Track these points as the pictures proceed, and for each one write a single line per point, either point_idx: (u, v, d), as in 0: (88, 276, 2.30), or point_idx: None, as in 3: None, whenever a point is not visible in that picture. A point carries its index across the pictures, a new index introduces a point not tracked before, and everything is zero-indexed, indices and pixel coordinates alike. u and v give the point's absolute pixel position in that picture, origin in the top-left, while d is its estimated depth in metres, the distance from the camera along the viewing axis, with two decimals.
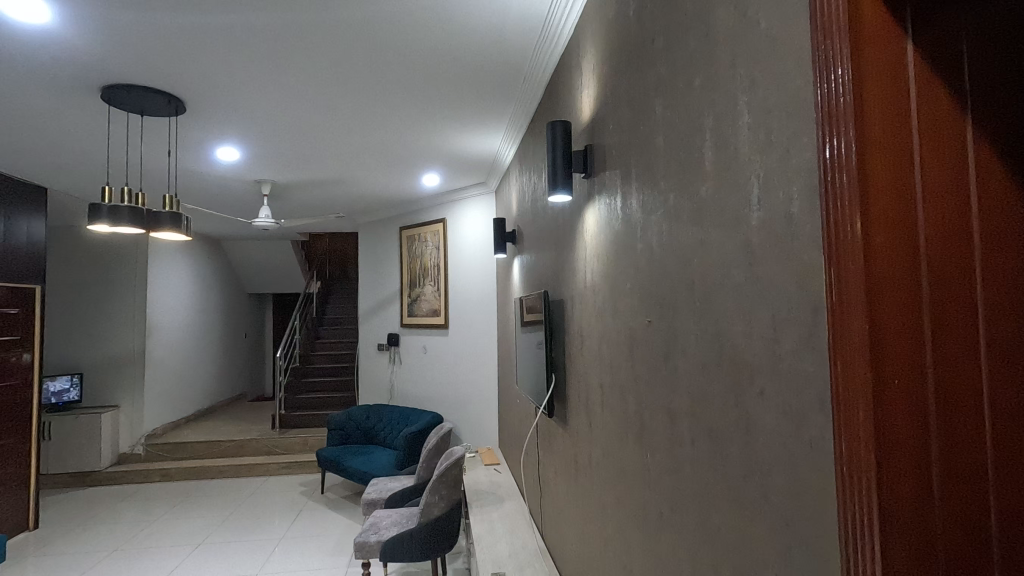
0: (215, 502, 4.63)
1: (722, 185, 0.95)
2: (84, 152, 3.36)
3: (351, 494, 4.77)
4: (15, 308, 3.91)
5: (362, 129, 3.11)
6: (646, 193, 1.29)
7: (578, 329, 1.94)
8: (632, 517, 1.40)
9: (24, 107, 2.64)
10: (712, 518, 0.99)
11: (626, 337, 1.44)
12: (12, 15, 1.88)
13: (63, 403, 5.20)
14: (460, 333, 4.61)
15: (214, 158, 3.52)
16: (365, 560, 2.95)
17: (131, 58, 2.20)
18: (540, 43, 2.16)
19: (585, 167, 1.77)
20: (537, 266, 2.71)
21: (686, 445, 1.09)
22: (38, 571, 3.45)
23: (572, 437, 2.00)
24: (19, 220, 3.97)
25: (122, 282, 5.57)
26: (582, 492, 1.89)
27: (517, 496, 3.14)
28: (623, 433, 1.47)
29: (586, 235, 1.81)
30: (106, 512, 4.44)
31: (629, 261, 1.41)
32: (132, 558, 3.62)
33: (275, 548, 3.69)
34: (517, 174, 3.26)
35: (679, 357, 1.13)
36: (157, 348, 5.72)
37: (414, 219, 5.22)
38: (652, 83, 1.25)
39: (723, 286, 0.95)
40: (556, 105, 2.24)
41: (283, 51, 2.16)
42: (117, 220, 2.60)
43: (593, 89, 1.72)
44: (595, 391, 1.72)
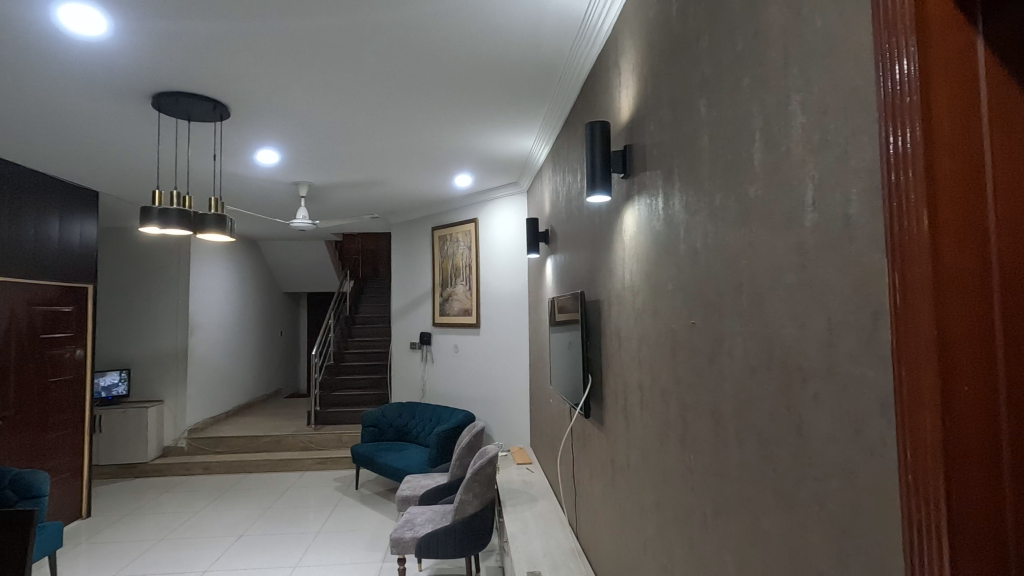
0: (254, 496, 4.76)
1: (773, 186, 0.94)
2: (133, 157, 3.50)
3: (385, 490, 4.85)
4: (70, 307, 4.11)
5: (398, 132, 3.16)
6: (691, 195, 1.27)
7: (616, 329, 1.93)
8: (675, 519, 1.39)
9: (81, 115, 2.78)
10: (762, 523, 0.98)
11: (668, 339, 1.43)
12: (72, 29, 1.97)
13: (112, 398, 5.42)
14: (492, 333, 4.64)
15: (254, 161, 3.62)
16: (400, 556, 2.99)
17: (181, 66, 2.28)
18: (576, 43, 2.16)
19: (624, 167, 1.77)
20: (571, 266, 2.72)
21: (733, 449, 1.08)
22: (91, 557, 3.61)
23: (609, 438, 2.00)
24: (73, 222, 4.17)
25: (167, 281, 5.78)
26: (619, 495, 1.89)
27: (551, 496, 3.15)
28: (664, 437, 1.46)
29: (624, 235, 1.81)
30: (152, 503, 4.62)
31: (671, 262, 1.40)
32: (178, 546, 3.76)
33: (312, 542, 3.78)
34: (550, 174, 3.26)
35: (726, 359, 1.11)
36: (199, 345, 5.92)
37: (446, 219, 5.27)
38: (697, 83, 1.24)
39: (774, 288, 0.94)
40: (593, 105, 2.24)
41: (323, 56, 2.21)
42: (166, 222, 2.70)
43: (633, 89, 1.71)
44: (634, 394, 1.71)
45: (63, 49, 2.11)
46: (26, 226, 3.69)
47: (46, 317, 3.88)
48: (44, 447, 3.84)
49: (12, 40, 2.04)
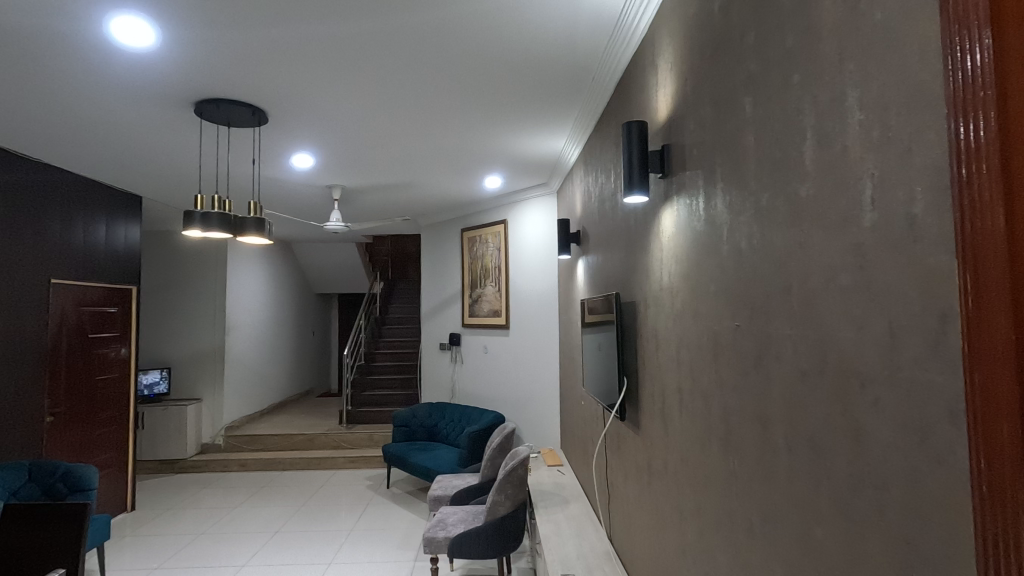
0: (289, 493, 4.86)
1: (828, 184, 0.91)
2: (176, 163, 3.62)
3: (415, 489, 4.89)
4: (115, 307, 4.27)
5: (430, 134, 3.19)
6: (735, 194, 1.25)
7: (652, 330, 1.91)
8: (717, 525, 1.36)
9: (128, 123, 2.88)
10: (814, 530, 0.96)
11: (710, 342, 1.41)
12: (123, 41, 2.05)
13: (154, 395, 5.61)
14: (521, 333, 4.64)
15: (291, 165, 3.70)
16: (432, 555, 3.01)
17: (222, 73, 2.34)
18: (611, 42, 2.14)
19: (662, 167, 1.75)
20: (604, 267, 2.70)
21: (782, 454, 1.06)
22: (136, 549, 3.75)
23: (646, 440, 1.98)
24: (118, 226, 4.33)
25: (205, 282, 5.96)
26: (657, 499, 1.86)
27: (582, 498, 3.13)
28: (706, 441, 1.44)
29: (662, 235, 1.78)
30: (192, 498, 4.76)
31: (713, 263, 1.38)
32: (217, 541, 3.86)
33: (346, 539, 3.83)
34: (582, 174, 3.25)
35: (773, 362, 1.09)
36: (235, 345, 6.08)
37: (475, 220, 5.30)
38: (741, 81, 1.21)
39: (827, 290, 0.91)
40: (628, 105, 2.22)
41: (359, 60, 2.25)
42: (208, 225, 2.78)
43: (671, 87, 1.69)
44: (673, 396, 1.69)
45: (113, 60, 2.20)
46: (76, 230, 3.85)
47: (94, 318, 4.03)
48: (92, 442, 4.00)
49: (67, 53, 2.13)
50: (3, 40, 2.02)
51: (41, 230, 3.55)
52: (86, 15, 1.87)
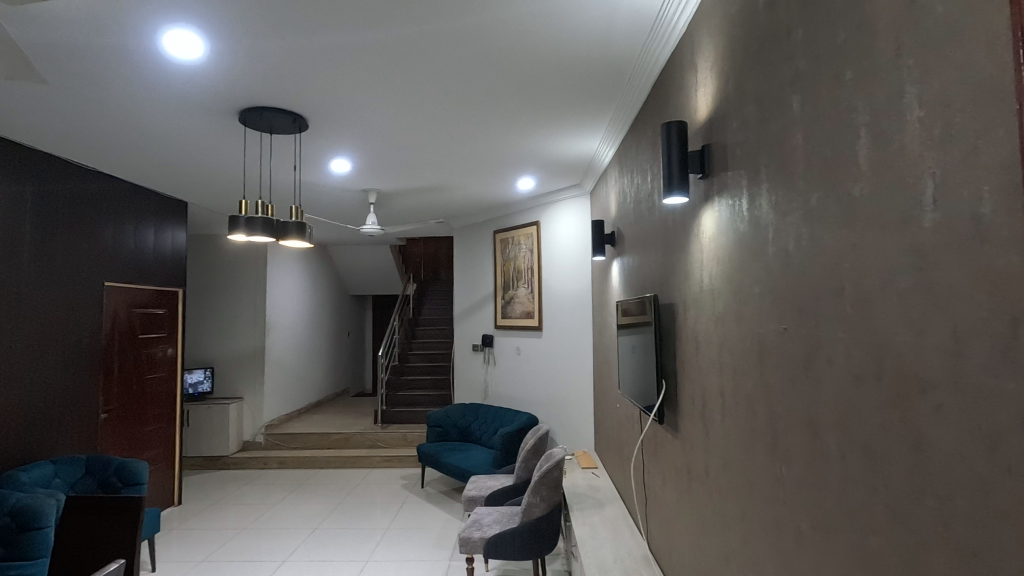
0: (327, 491, 4.97)
1: (884, 183, 0.89)
2: (221, 169, 3.75)
3: (449, 489, 4.93)
4: (162, 309, 4.44)
5: (465, 138, 3.23)
6: (781, 195, 1.22)
7: (692, 332, 1.88)
8: (762, 532, 1.34)
9: (177, 132, 3.00)
10: (870, 540, 0.93)
11: (754, 346, 1.38)
12: (174, 53, 2.13)
13: (198, 394, 5.81)
14: (554, 335, 4.64)
15: (329, 170, 3.79)
16: (468, 555, 3.03)
17: (265, 82, 2.42)
18: (648, 42, 2.13)
19: (702, 167, 1.72)
20: (640, 268, 2.68)
21: (834, 461, 1.03)
22: (184, 542, 3.89)
23: (685, 444, 1.95)
24: (166, 230, 4.51)
25: (246, 285, 6.14)
26: (697, 505, 1.83)
27: (618, 501, 3.11)
28: (750, 446, 1.41)
29: (703, 236, 1.76)
30: (234, 494, 4.91)
31: (758, 265, 1.35)
32: (258, 536, 3.97)
33: (382, 538, 3.89)
34: (617, 175, 3.23)
35: (824, 366, 1.06)
36: (274, 345, 6.25)
37: (508, 221, 5.31)
38: (788, 78, 1.19)
39: (884, 293, 0.88)
40: (665, 105, 2.19)
41: (396, 65, 2.28)
42: (252, 229, 2.87)
43: (712, 86, 1.66)
44: (714, 400, 1.66)
45: (165, 72, 2.29)
46: (126, 234, 4.03)
47: (143, 319, 4.21)
48: (141, 439, 4.17)
49: (122, 67, 2.23)
50: (64, 56, 2.13)
51: (95, 235, 3.72)
52: (141, 30, 1.96)
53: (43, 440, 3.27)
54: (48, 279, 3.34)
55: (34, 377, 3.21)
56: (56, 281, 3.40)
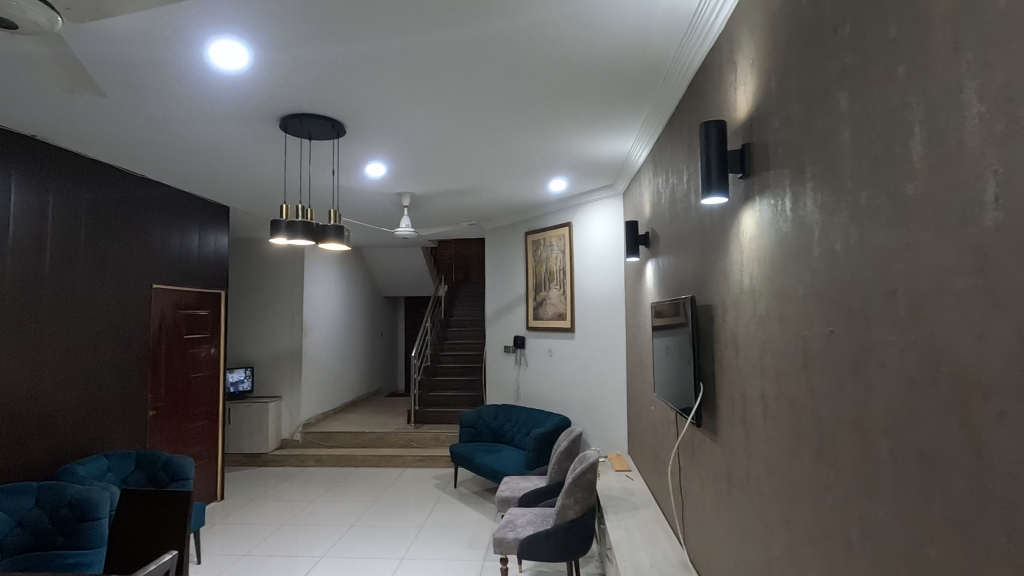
0: (363, 488, 5.06)
1: (940, 180, 0.86)
2: (262, 175, 3.86)
3: (482, 489, 4.97)
4: (206, 310, 4.60)
5: (498, 141, 3.25)
6: (828, 194, 1.19)
7: (731, 334, 1.85)
8: (808, 538, 1.31)
9: (221, 140, 3.11)
10: (926, 549, 0.90)
11: (798, 349, 1.35)
12: (220, 64, 2.21)
13: (239, 393, 6.00)
14: (586, 337, 4.62)
15: (365, 174, 3.87)
16: (503, 556, 3.04)
17: (306, 90, 2.48)
18: (685, 41, 2.11)
19: (742, 167, 1.69)
20: (675, 269, 2.65)
21: (886, 467, 1.00)
22: (227, 536, 4.02)
23: (724, 447, 1.92)
24: (209, 234, 4.68)
25: (285, 287, 6.31)
26: (738, 511, 1.80)
27: (653, 505, 3.08)
28: (794, 451, 1.38)
29: (743, 236, 1.73)
30: (273, 491, 5.05)
31: (803, 267, 1.32)
32: (297, 532, 4.07)
33: (416, 537, 3.93)
34: (651, 175, 3.20)
35: (874, 369, 1.03)
36: (311, 346, 6.40)
37: (539, 223, 5.32)
38: (835, 74, 1.16)
39: (941, 294, 0.86)
40: (702, 105, 2.17)
41: (432, 69, 2.31)
42: (293, 233, 2.95)
43: (753, 84, 1.63)
44: (755, 403, 1.63)
45: (211, 82, 2.38)
46: (173, 239, 4.19)
47: (189, 320, 4.37)
48: (185, 435, 4.32)
49: (172, 79, 2.33)
50: (120, 70, 2.23)
51: (144, 240, 3.89)
52: (190, 43, 2.05)
53: (97, 436, 3.43)
54: (101, 281, 3.50)
55: (89, 376, 3.37)
56: (108, 283, 3.56)
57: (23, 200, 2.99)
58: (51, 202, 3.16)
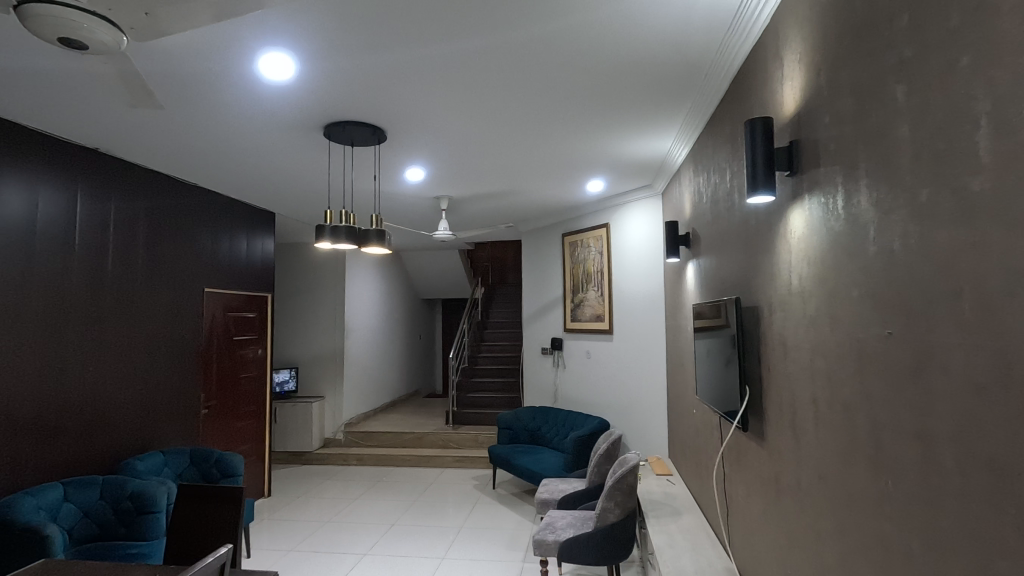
0: (403, 488, 5.15)
1: (1009, 175, 0.82)
2: (306, 182, 3.98)
3: (520, 491, 4.98)
4: (254, 313, 4.76)
5: (535, 143, 3.26)
6: (884, 192, 1.15)
7: (779, 336, 1.80)
8: (864, 548, 1.26)
9: (268, 148, 3.23)
10: (996, 562, 0.86)
11: (852, 352, 1.31)
12: (269, 75, 2.29)
13: (285, 392, 6.19)
14: (625, 339, 4.58)
15: (405, 179, 3.94)
16: (542, 558, 3.04)
17: (348, 97, 2.55)
18: (728, 36, 2.06)
19: (790, 165, 1.65)
20: (718, 270, 2.60)
21: (951, 474, 0.96)
22: (275, 531, 4.15)
23: (772, 452, 1.87)
24: (256, 239, 4.84)
25: (327, 290, 6.48)
26: (787, 518, 1.75)
27: (696, 510, 3.02)
28: (848, 457, 1.33)
29: (791, 236, 1.68)
30: (317, 488, 5.19)
31: (857, 267, 1.28)
32: (341, 529, 4.18)
33: (456, 537, 3.97)
34: (691, 174, 3.15)
35: (936, 373, 0.99)
36: (352, 347, 6.55)
37: (576, 224, 5.30)
38: (891, 67, 1.12)
39: (1011, 294, 0.82)
40: (746, 101, 2.12)
41: (470, 74, 2.34)
42: (337, 237, 3.03)
43: (800, 79, 1.59)
44: (805, 407, 1.58)
45: (261, 94, 2.47)
46: (223, 244, 4.36)
47: (238, 322, 4.54)
48: (235, 434, 4.49)
49: (224, 91, 2.44)
50: (177, 84, 2.34)
51: (197, 245, 4.06)
52: (241, 57, 2.13)
53: (154, 433, 3.59)
54: (157, 285, 3.67)
55: (146, 375, 3.54)
56: (164, 287, 3.73)
57: (87, 209, 3.17)
58: (113, 211, 3.35)
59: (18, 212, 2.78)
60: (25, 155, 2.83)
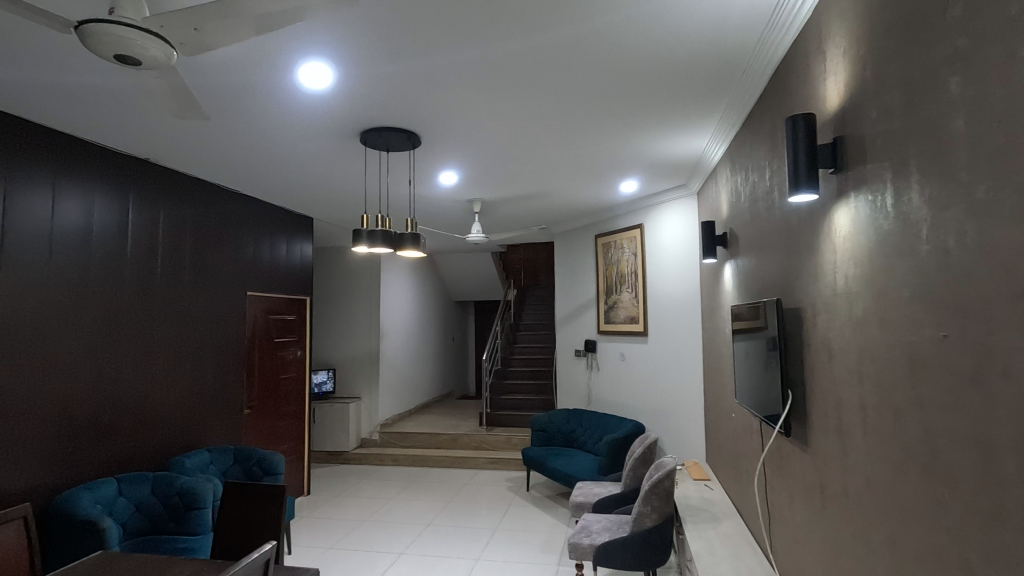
0: (438, 488, 5.20)
1: None
2: (343, 187, 4.07)
3: (554, 494, 4.96)
4: (293, 315, 4.89)
5: (568, 145, 3.25)
6: (938, 189, 1.10)
7: (824, 338, 1.75)
8: (917, 560, 1.21)
9: (307, 155, 3.31)
10: None
11: (904, 356, 1.26)
12: (308, 84, 2.35)
13: (323, 393, 6.33)
14: (660, 341, 4.51)
15: (438, 183, 3.98)
16: (578, 562, 3.02)
17: (384, 103, 2.59)
18: (767, 31, 2.01)
19: (834, 162, 1.60)
20: (757, 270, 2.54)
21: (1013, 485, 0.91)
22: (314, 529, 4.25)
23: (816, 458, 1.82)
24: (295, 244, 4.97)
25: (363, 292, 6.60)
26: (833, 527, 1.69)
27: (736, 517, 2.95)
28: (900, 465, 1.28)
29: (837, 235, 1.63)
30: (354, 487, 5.29)
31: (908, 267, 1.23)
32: (378, 528, 4.24)
33: (490, 538, 3.98)
34: (728, 173, 3.09)
35: (997, 378, 0.95)
36: (387, 349, 6.65)
37: (609, 225, 5.25)
38: (944, 59, 1.07)
39: None
40: (787, 97, 2.07)
41: (503, 78, 2.36)
42: (373, 241, 3.08)
43: (845, 74, 1.54)
44: (853, 412, 1.53)
45: (300, 102, 2.54)
46: (263, 248, 4.49)
47: (278, 325, 4.67)
48: (275, 433, 4.62)
49: (265, 101, 2.52)
50: (222, 95, 2.43)
51: (239, 250, 4.20)
52: (282, 68, 2.20)
53: (200, 432, 3.73)
54: (203, 289, 3.81)
55: (192, 376, 3.68)
56: (209, 291, 3.87)
57: (138, 216, 3.32)
58: (161, 218, 3.49)
59: (76, 220, 2.93)
60: (82, 167, 2.99)
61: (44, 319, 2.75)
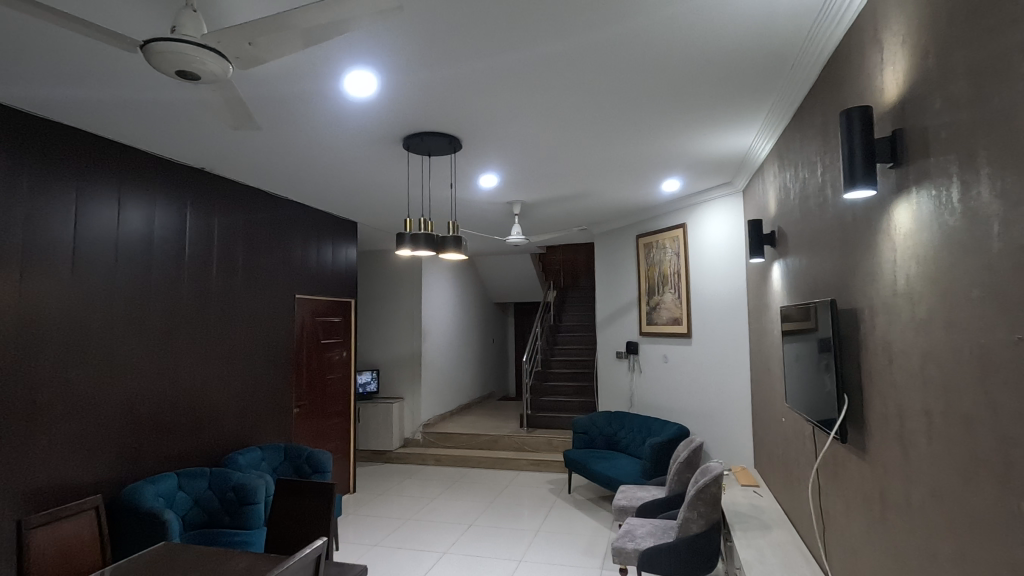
0: (480, 489, 5.24)
1: None
2: (386, 192, 4.16)
3: (596, 497, 4.92)
4: (338, 317, 5.01)
5: (609, 144, 3.22)
6: (1011, 182, 1.04)
7: (883, 340, 1.67)
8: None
9: (352, 161, 3.40)
10: None
11: (973, 359, 1.19)
12: (353, 92, 2.42)
13: (367, 393, 6.48)
14: (705, 343, 4.41)
15: (479, 186, 4.01)
16: (622, 566, 2.98)
17: (426, 109, 2.64)
18: (817, 23, 1.95)
19: (893, 157, 1.53)
20: (808, 270, 2.45)
21: None
22: (360, 526, 4.35)
23: (875, 465, 1.74)
24: (340, 247, 5.10)
25: (405, 295, 6.72)
26: (894, 537, 1.62)
27: (787, 525, 2.85)
28: (970, 474, 1.21)
29: (897, 232, 1.55)
30: (398, 486, 5.38)
31: (978, 265, 1.16)
32: (421, 527, 4.31)
33: (532, 540, 3.98)
34: (776, 170, 3.00)
35: None
36: (429, 350, 6.75)
37: (651, 225, 5.17)
38: (1017, 45, 1.01)
39: None
40: (839, 90, 1.99)
41: (545, 80, 2.36)
42: (416, 244, 3.14)
43: (905, 64, 1.47)
44: (916, 417, 1.46)
45: (346, 110, 2.61)
46: (310, 252, 4.63)
47: (325, 326, 4.80)
48: (322, 432, 4.75)
49: (313, 111, 2.60)
50: (273, 106, 2.52)
51: (288, 254, 4.34)
52: (330, 77, 2.27)
53: (253, 429, 3.88)
54: (254, 292, 3.96)
55: (245, 375, 3.83)
56: (260, 293, 4.02)
57: (195, 224, 3.48)
58: (216, 224, 3.65)
59: (139, 228, 3.10)
60: (145, 179, 3.16)
61: (111, 321, 2.91)
